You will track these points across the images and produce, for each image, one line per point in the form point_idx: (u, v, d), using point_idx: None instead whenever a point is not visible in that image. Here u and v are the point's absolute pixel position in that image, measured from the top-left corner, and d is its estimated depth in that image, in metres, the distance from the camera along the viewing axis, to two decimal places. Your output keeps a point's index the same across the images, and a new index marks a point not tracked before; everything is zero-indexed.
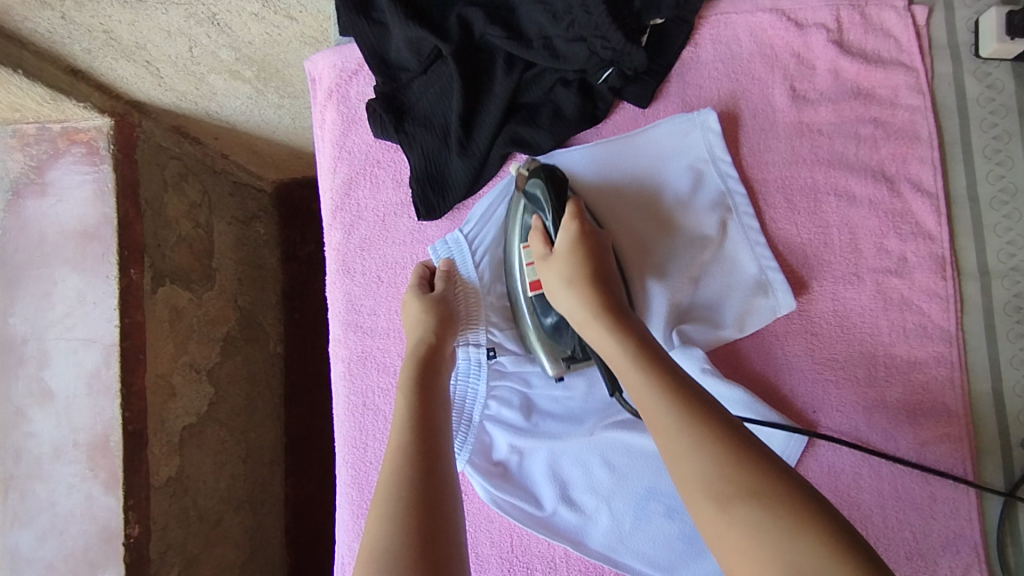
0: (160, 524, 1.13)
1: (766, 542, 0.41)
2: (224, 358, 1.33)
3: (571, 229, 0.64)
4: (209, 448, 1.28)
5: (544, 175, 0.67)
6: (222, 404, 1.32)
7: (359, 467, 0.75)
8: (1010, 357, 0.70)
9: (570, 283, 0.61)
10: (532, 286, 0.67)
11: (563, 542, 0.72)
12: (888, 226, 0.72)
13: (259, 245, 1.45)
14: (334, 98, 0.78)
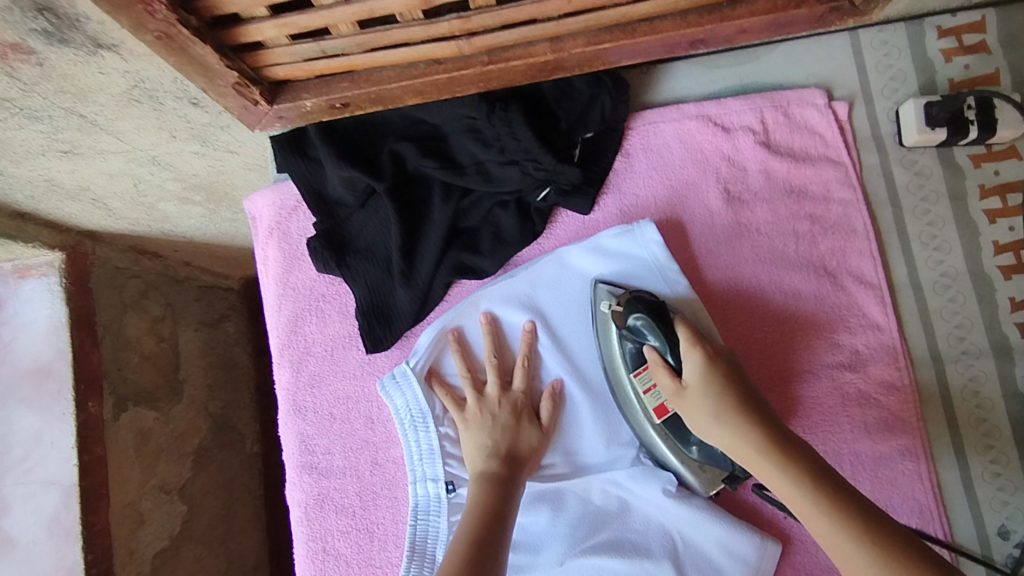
0: None
1: (818, 506, 0.51)
2: (197, 472, 1.25)
3: (695, 357, 0.60)
4: (184, 570, 1.19)
5: (646, 308, 0.65)
6: (197, 519, 1.24)
7: None
8: (973, 443, 0.69)
9: (726, 421, 0.57)
10: (658, 411, 0.65)
11: None
12: (836, 321, 0.72)
13: (229, 347, 1.36)
14: (274, 235, 0.78)
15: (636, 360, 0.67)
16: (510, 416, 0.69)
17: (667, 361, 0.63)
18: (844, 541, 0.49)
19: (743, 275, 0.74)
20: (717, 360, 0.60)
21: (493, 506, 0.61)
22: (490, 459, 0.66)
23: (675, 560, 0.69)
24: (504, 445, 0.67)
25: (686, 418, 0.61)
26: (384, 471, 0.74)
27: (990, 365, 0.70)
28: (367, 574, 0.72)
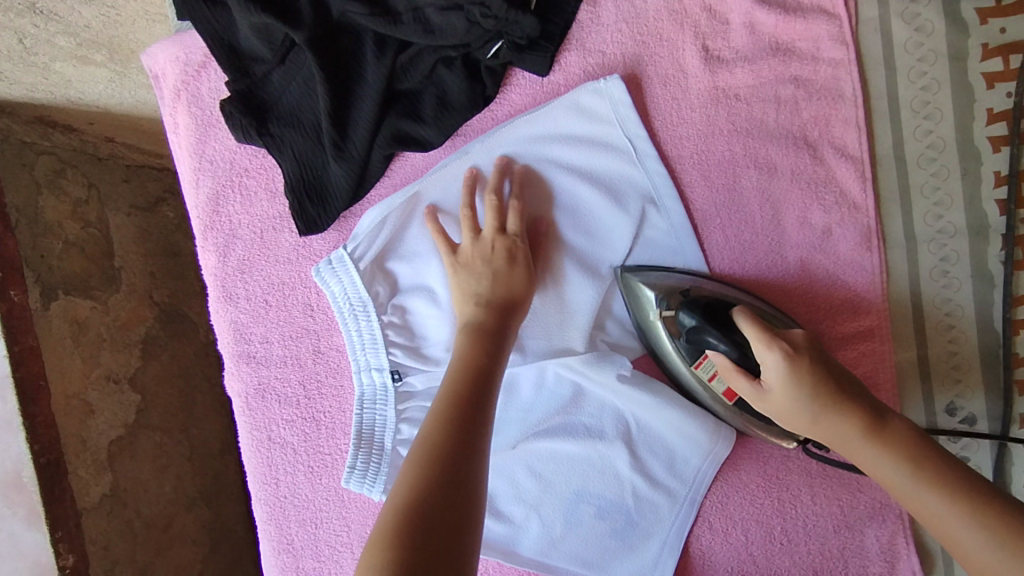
0: (100, 545, 0.98)
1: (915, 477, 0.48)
2: (147, 361, 1.11)
3: (772, 360, 0.52)
4: (145, 458, 1.08)
5: (698, 312, 0.60)
6: (154, 408, 1.11)
7: (275, 503, 0.70)
8: (935, 323, 0.68)
9: (822, 411, 0.51)
10: (728, 394, 0.62)
11: (494, 554, 0.69)
12: (810, 198, 0.66)
13: (170, 232, 1.17)
14: (182, 98, 0.68)
15: (692, 352, 0.62)
16: (505, 261, 0.62)
17: (736, 359, 0.57)
18: (943, 512, 0.47)
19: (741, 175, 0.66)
20: (800, 357, 0.52)
21: (472, 394, 0.52)
22: (478, 310, 0.60)
23: (628, 439, 0.68)
24: (493, 295, 0.60)
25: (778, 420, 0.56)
26: (327, 360, 0.69)
27: (963, 244, 0.67)
28: (316, 462, 0.70)
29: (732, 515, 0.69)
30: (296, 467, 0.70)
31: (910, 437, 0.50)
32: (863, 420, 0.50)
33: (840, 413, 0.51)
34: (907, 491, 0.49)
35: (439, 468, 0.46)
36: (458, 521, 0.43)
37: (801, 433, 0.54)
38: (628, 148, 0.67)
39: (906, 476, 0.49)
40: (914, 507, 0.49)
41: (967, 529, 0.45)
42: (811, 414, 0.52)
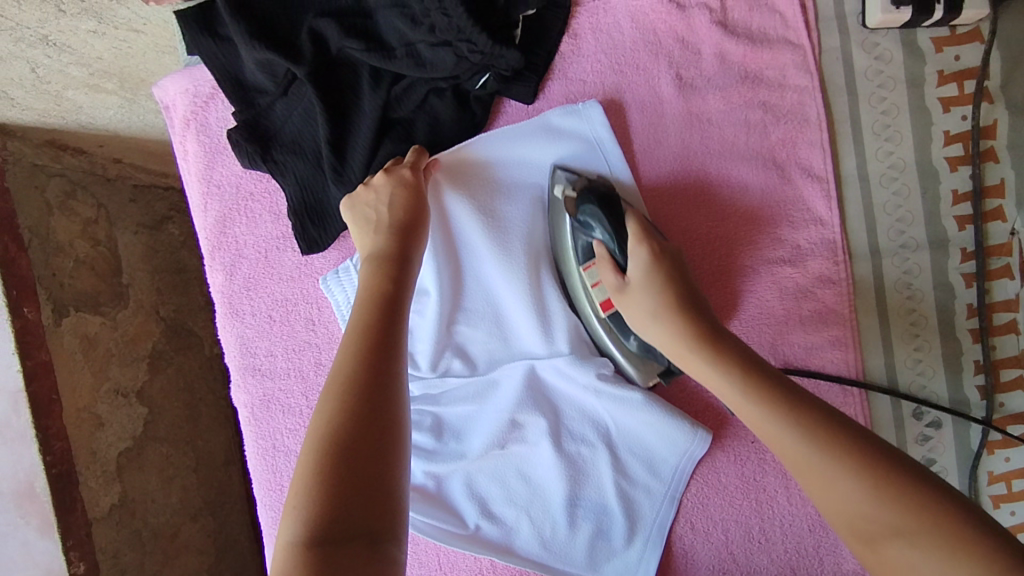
0: (110, 552, 1.02)
1: (684, 336, 0.57)
2: (153, 375, 1.14)
3: (640, 254, 0.61)
4: (153, 470, 1.12)
5: (596, 200, 0.64)
6: (162, 419, 1.14)
7: (279, 509, 0.73)
8: (901, 332, 0.71)
9: (647, 292, 0.59)
10: (605, 305, 0.66)
11: (491, 554, 0.72)
12: (780, 216, 0.71)
13: (177, 250, 1.21)
14: (191, 127, 0.72)
15: (586, 254, 0.67)
16: (398, 189, 0.63)
17: (616, 257, 0.63)
18: (702, 365, 0.55)
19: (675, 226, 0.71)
20: (661, 259, 0.61)
21: (378, 328, 0.53)
22: (379, 239, 0.61)
23: (610, 443, 0.72)
24: (392, 221, 0.62)
25: (628, 316, 0.62)
26: (329, 371, 0.73)
27: (926, 257, 0.71)
28: None
29: (712, 515, 0.73)
30: None
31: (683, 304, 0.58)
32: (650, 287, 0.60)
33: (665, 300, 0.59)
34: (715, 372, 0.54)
35: (352, 411, 0.48)
36: (382, 460, 0.46)
37: (647, 335, 0.60)
38: (604, 165, 0.70)
39: (675, 338, 0.57)
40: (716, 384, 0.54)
41: (716, 375, 0.54)
42: (653, 313, 0.59)
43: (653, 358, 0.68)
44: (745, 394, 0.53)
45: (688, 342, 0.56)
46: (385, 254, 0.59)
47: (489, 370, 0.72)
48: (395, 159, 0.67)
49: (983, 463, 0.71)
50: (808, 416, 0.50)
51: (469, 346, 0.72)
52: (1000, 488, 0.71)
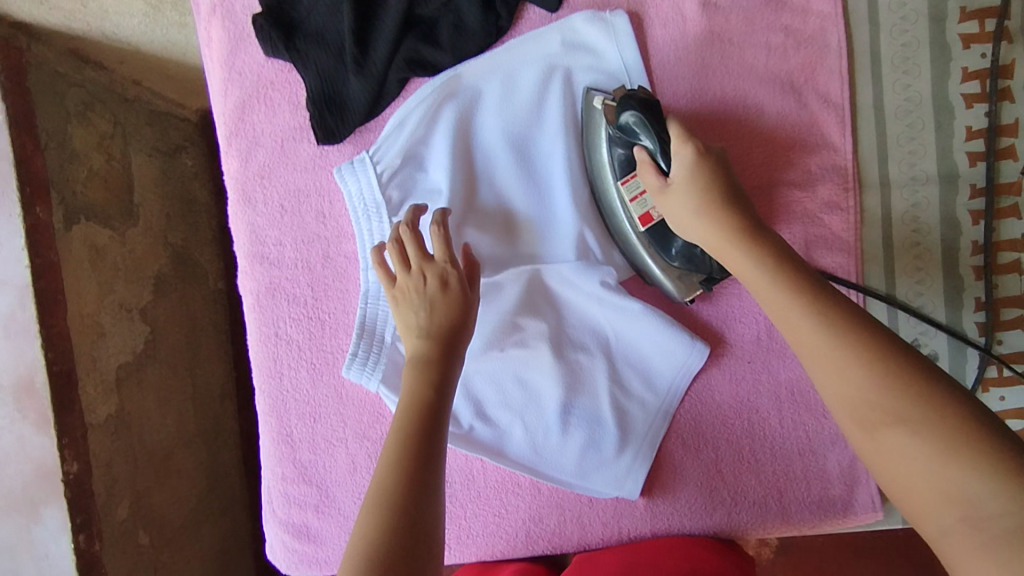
0: (103, 461, 1.02)
1: (715, 222, 0.57)
2: (158, 297, 1.16)
3: (684, 155, 0.60)
4: (149, 387, 1.13)
5: (637, 104, 0.62)
6: (163, 341, 1.17)
7: (277, 395, 0.75)
8: (904, 265, 0.72)
9: (703, 214, 0.58)
10: (643, 220, 0.66)
11: (482, 454, 0.73)
12: (794, 140, 0.71)
13: (188, 180, 1.23)
14: (217, 13, 0.73)
15: (625, 167, 0.67)
16: (438, 288, 0.60)
17: (659, 163, 0.62)
18: (734, 248, 0.56)
19: (703, 111, 0.71)
20: (707, 159, 0.59)
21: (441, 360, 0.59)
22: (426, 342, 0.59)
23: (608, 353, 0.73)
24: (441, 321, 0.60)
25: (670, 218, 0.62)
26: (335, 264, 0.74)
27: (935, 191, 0.72)
28: (318, 359, 0.74)
29: (704, 433, 0.74)
30: (300, 363, 0.75)
31: (727, 194, 0.58)
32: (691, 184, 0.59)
33: (792, 291, 0.52)
34: (841, 369, 0.49)
35: (396, 529, 0.49)
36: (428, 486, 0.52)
37: (683, 232, 0.61)
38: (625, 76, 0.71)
39: (701, 215, 0.58)
40: (832, 386, 0.49)
41: (749, 261, 0.55)
42: (695, 211, 0.58)
43: (694, 270, 0.67)
44: (873, 401, 0.47)
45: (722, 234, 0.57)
46: (428, 359, 0.58)
47: (495, 273, 0.72)
48: (421, 252, 0.62)
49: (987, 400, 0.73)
50: (841, 317, 0.50)
51: (477, 248, 0.72)
52: None
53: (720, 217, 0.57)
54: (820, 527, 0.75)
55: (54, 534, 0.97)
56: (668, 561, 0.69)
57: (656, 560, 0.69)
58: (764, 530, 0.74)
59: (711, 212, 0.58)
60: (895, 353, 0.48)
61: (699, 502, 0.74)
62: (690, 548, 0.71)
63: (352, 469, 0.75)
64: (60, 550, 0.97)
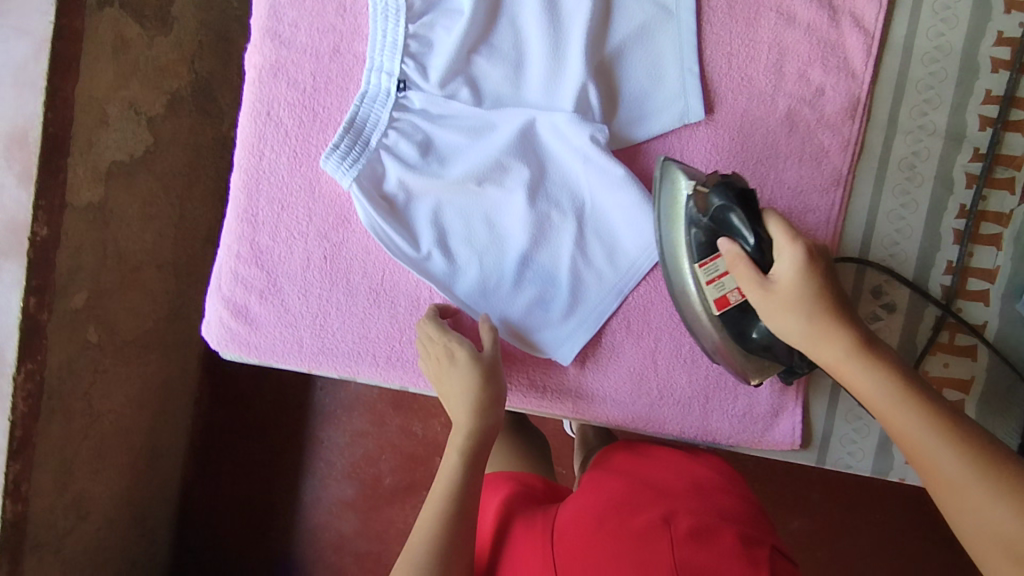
0: (74, 243, 1.04)
1: (827, 339, 0.57)
2: (168, 114, 1.18)
3: (797, 253, 0.58)
4: (137, 195, 1.15)
5: (733, 192, 0.60)
6: (160, 157, 1.18)
7: (253, 174, 0.76)
8: (887, 211, 0.73)
9: (814, 320, 0.57)
10: (719, 303, 0.64)
11: (432, 283, 0.74)
12: (817, 55, 0.71)
13: (230, 17, 1.28)
14: None
15: (703, 249, 0.64)
16: (448, 361, 0.70)
17: (752, 253, 0.59)
18: (853, 369, 0.55)
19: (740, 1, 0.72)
20: (816, 257, 0.58)
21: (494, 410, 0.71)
22: (468, 438, 0.70)
23: (579, 218, 0.74)
24: (468, 420, 0.70)
25: (770, 318, 0.60)
26: (343, 61, 0.74)
27: (937, 145, 0.72)
28: (301, 149, 0.75)
29: (650, 321, 0.74)
30: (283, 148, 0.75)
31: (839, 299, 0.57)
32: (805, 289, 0.57)
33: (923, 416, 0.51)
34: (981, 503, 0.48)
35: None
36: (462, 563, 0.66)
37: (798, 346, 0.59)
38: None
39: (818, 330, 0.57)
40: (964, 517, 0.48)
41: (872, 381, 0.54)
42: (806, 319, 0.57)
43: (770, 356, 0.65)
44: (1016, 539, 0.46)
45: (844, 352, 0.56)
46: (472, 446, 0.70)
47: (492, 110, 0.73)
48: (440, 329, 0.72)
49: (927, 363, 0.73)
50: (971, 443, 0.50)
51: (482, 79, 0.73)
52: None
53: (827, 323, 0.57)
54: (735, 442, 0.76)
55: (7, 287, 0.97)
56: (669, 480, 0.71)
57: (654, 479, 0.72)
58: (679, 433, 0.77)
59: (824, 321, 0.57)
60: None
61: (627, 387, 0.76)
62: (685, 464, 0.74)
63: (305, 266, 0.76)
64: (8, 304, 0.97)
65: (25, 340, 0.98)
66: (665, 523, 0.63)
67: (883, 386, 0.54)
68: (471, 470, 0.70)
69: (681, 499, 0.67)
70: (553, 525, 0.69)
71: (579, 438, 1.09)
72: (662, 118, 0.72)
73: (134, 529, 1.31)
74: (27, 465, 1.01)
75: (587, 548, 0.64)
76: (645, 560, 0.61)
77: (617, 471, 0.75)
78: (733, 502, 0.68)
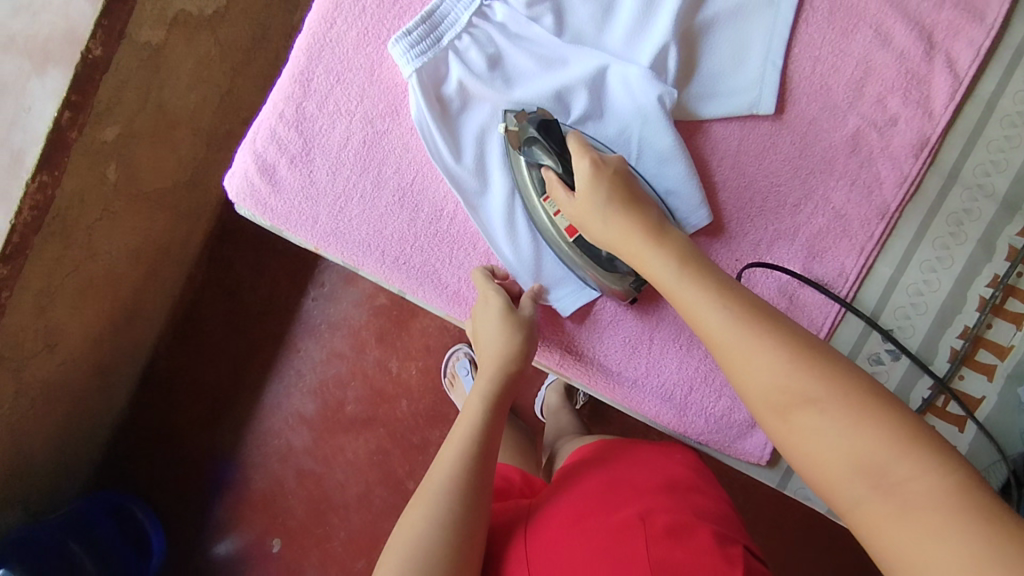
0: (120, 76, 1.02)
1: (648, 250, 0.61)
2: None
3: (583, 164, 0.64)
4: (194, 51, 1.14)
5: (536, 120, 0.66)
6: (224, 21, 1.18)
7: (319, 39, 0.75)
8: (922, 259, 0.72)
9: (611, 214, 0.63)
10: (569, 231, 0.70)
11: (461, 195, 0.73)
12: (900, 85, 0.71)
13: None
14: None
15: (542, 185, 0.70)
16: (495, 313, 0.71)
17: (563, 177, 0.67)
18: (668, 278, 0.59)
19: (841, 9, 0.71)
20: (602, 168, 0.64)
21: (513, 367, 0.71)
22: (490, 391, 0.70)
23: None
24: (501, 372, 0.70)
25: (584, 226, 0.66)
26: None
27: (991, 208, 0.71)
28: (373, 29, 0.75)
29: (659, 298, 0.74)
30: (356, 23, 0.75)
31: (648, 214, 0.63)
32: (613, 195, 0.63)
33: (704, 288, 0.57)
34: (798, 408, 0.49)
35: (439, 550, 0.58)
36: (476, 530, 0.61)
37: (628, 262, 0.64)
38: None
39: (640, 240, 0.62)
40: (740, 368, 0.52)
41: (688, 288, 0.57)
42: (602, 215, 0.64)
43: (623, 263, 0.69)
44: (835, 445, 0.47)
45: (660, 259, 0.60)
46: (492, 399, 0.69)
47: (569, 44, 0.72)
48: (485, 285, 0.72)
49: None
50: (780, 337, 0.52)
51: (569, 12, 0.72)
52: None
53: (644, 232, 0.62)
54: (704, 441, 0.76)
55: (46, 95, 0.96)
56: (648, 477, 0.69)
57: (632, 476, 0.69)
58: (655, 414, 0.76)
59: (642, 231, 0.62)
60: (825, 368, 0.49)
61: (616, 355, 0.75)
62: (664, 461, 0.72)
63: (342, 145, 0.75)
64: (43, 112, 0.96)
65: (48, 151, 0.96)
66: (641, 520, 0.61)
67: (698, 290, 0.57)
68: (493, 414, 0.69)
69: (660, 496, 0.65)
70: (529, 528, 0.69)
71: (550, 424, 1.10)
72: (732, 102, 0.71)
73: (95, 381, 1.28)
74: (14, 273, 0.98)
75: (564, 548, 0.63)
76: (621, 558, 0.60)
77: (600, 467, 0.73)
78: (711, 504, 0.66)
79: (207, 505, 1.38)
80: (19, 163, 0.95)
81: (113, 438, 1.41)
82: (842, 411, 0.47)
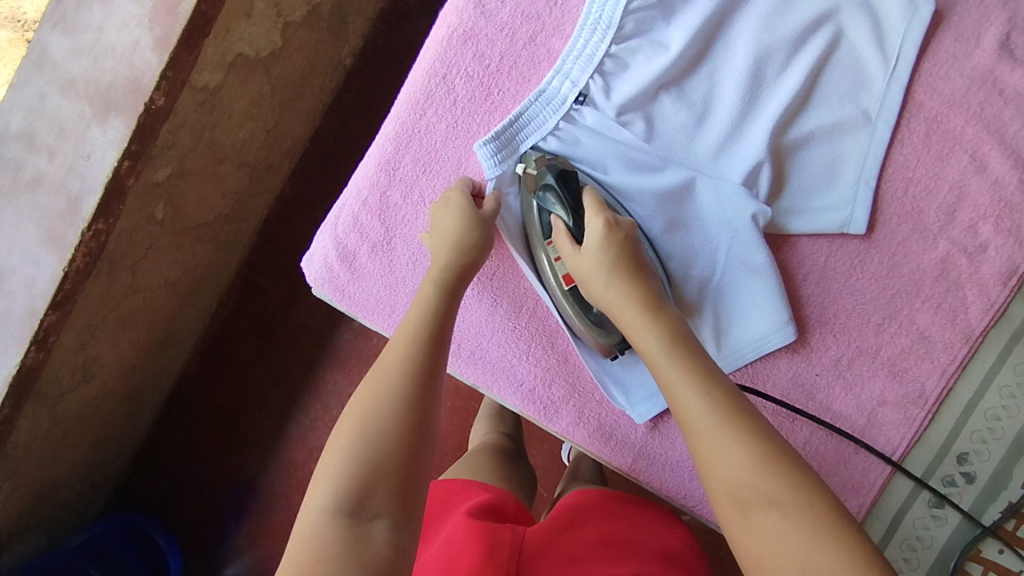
0: (178, 121, 0.99)
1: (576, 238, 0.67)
2: (304, 23, 1.15)
3: (595, 223, 0.64)
4: (248, 92, 1.12)
5: (557, 171, 0.67)
6: (280, 63, 1.15)
7: (409, 127, 0.75)
8: (1002, 385, 0.71)
9: (614, 271, 0.63)
10: (566, 279, 0.68)
11: (543, 293, 0.73)
12: (992, 212, 0.70)
13: None
14: None
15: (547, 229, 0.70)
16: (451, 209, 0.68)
17: (571, 228, 0.66)
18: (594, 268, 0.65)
19: (937, 132, 0.71)
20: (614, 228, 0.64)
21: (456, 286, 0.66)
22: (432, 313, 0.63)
23: (704, 283, 0.73)
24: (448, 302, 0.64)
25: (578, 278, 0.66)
26: (534, 53, 0.74)
27: None
28: (463, 121, 0.74)
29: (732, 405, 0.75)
30: (445, 114, 0.74)
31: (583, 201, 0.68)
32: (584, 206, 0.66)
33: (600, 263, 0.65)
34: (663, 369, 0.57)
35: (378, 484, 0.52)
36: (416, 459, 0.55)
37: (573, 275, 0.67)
38: (895, 56, 0.69)
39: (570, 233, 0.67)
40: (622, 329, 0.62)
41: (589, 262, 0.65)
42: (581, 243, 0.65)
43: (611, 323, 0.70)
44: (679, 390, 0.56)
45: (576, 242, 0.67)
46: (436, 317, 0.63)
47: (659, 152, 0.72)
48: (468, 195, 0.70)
49: (982, 543, 0.72)
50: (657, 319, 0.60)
51: (660, 121, 0.71)
52: (975, 566, 0.72)
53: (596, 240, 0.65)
54: None
55: (106, 144, 0.89)
56: (640, 540, 0.70)
57: (630, 536, 0.70)
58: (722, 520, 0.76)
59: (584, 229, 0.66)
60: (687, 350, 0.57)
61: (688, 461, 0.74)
62: (659, 531, 0.73)
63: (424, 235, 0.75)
64: (102, 160, 0.89)
65: (107, 200, 0.91)
66: None
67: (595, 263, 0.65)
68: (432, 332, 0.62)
69: (652, 562, 0.67)
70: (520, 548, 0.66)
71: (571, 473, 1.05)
72: (825, 219, 0.71)
73: (123, 408, 1.27)
74: (61, 318, 0.95)
75: None
76: None
77: (595, 515, 0.73)
78: None
79: (223, 533, 1.35)
80: (76, 211, 0.91)
81: (136, 460, 1.40)
82: (797, 497, 0.48)
